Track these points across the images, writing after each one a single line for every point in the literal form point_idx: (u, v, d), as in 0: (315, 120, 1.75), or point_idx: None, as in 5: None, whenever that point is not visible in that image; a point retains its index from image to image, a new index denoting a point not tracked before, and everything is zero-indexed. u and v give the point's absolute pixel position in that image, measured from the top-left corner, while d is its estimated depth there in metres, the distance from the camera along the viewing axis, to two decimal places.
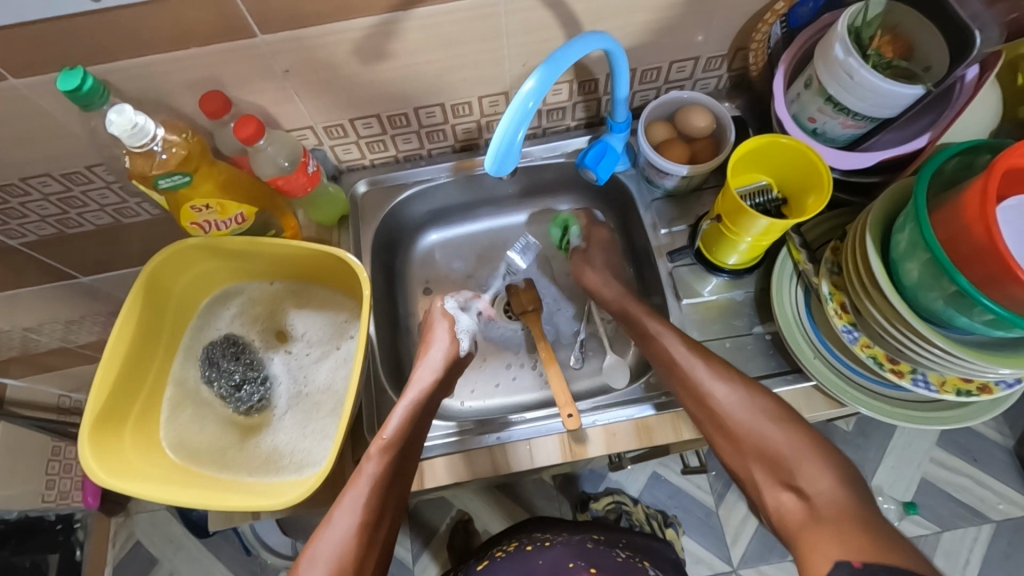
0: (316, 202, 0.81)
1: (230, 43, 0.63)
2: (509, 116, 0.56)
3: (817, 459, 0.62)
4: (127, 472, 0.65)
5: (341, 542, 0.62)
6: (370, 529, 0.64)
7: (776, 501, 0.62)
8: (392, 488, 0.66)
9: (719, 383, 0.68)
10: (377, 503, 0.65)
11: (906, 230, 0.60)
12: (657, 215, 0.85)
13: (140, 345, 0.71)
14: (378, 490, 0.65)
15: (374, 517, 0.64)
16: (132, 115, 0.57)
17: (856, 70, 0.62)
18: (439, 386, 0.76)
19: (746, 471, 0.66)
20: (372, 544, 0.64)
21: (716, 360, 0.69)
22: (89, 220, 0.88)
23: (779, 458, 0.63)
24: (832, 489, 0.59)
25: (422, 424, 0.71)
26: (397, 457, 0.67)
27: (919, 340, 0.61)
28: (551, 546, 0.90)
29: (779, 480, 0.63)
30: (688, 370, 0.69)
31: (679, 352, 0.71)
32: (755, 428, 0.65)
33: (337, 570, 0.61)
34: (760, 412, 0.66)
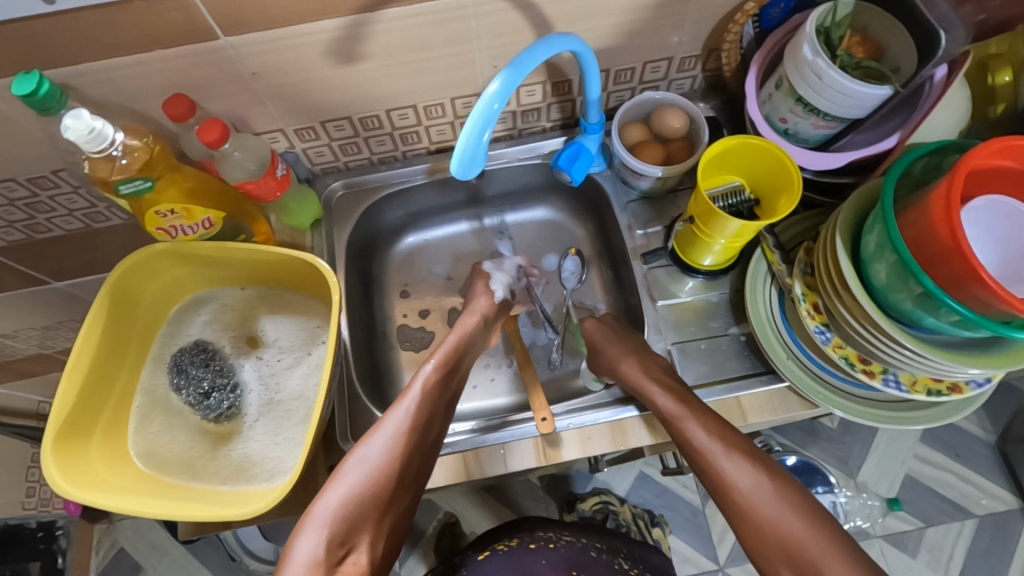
0: (288, 206, 0.80)
1: (193, 46, 0.62)
2: (475, 118, 0.55)
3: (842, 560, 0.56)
4: (94, 483, 0.64)
5: (395, 433, 0.64)
6: (420, 430, 0.66)
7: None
8: (439, 403, 0.69)
9: (742, 469, 0.63)
10: (428, 408, 0.67)
11: (875, 230, 0.60)
12: (633, 216, 0.85)
13: (106, 354, 0.70)
14: (428, 395, 0.68)
15: (428, 415, 0.67)
16: (89, 120, 0.55)
17: (824, 70, 0.62)
18: (483, 332, 0.81)
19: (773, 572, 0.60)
20: (421, 445, 0.65)
21: (723, 438, 0.64)
22: (60, 225, 0.87)
23: (793, 542, 0.59)
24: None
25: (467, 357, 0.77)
26: (447, 376, 0.72)
27: (889, 341, 0.61)
28: (555, 548, 0.89)
29: None
30: (704, 447, 0.64)
31: (694, 432, 0.65)
32: (767, 517, 0.60)
33: (389, 459, 0.62)
34: (779, 501, 0.61)
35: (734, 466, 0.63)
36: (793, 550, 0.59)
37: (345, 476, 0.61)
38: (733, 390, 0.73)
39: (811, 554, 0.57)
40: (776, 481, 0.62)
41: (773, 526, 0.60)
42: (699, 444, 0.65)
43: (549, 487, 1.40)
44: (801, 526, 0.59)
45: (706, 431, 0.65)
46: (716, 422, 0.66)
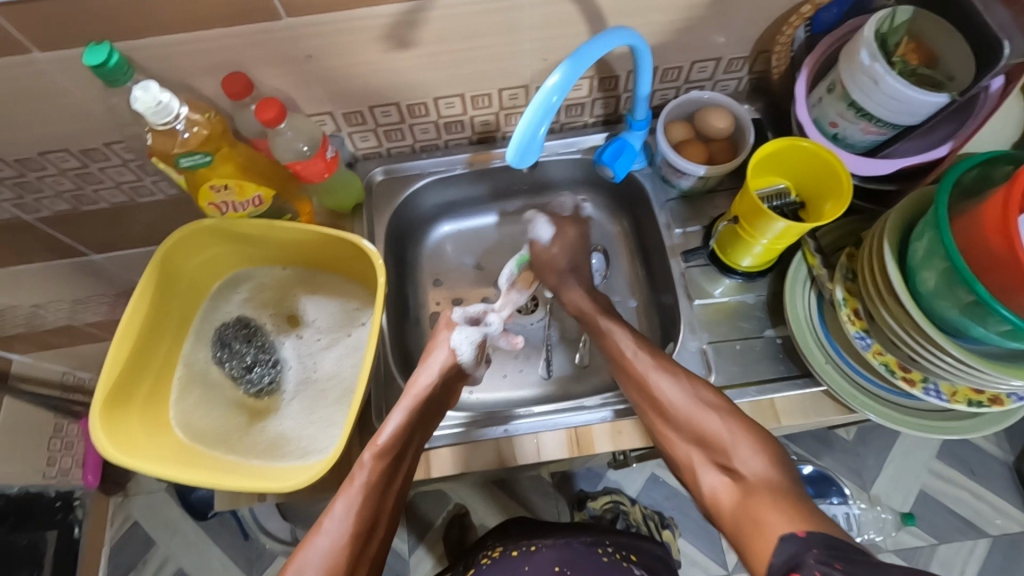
0: (331, 188, 0.80)
1: (255, 25, 0.63)
2: (533, 109, 0.56)
3: (752, 441, 0.63)
4: (137, 449, 0.65)
5: (331, 551, 0.61)
6: (361, 540, 0.63)
7: (710, 482, 0.65)
8: (381, 502, 0.65)
9: (664, 378, 0.69)
10: (369, 513, 0.64)
11: (924, 238, 0.60)
12: (671, 215, 0.85)
13: (152, 323, 0.71)
14: (368, 499, 0.64)
15: (367, 526, 0.64)
16: (157, 92, 0.56)
17: (881, 75, 0.62)
18: (437, 395, 0.72)
19: (682, 457, 0.68)
20: (362, 554, 0.63)
21: (674, 375, 0.69)
22: (104, 197, 0.89)
23: (715, 444, 0.65)
24: (763, 468, 0.61)
25: (421, 427, 0.69)
26: (391, 467, 0.65)
27: (932, 348, 0.61)
28: (537, 550, 0.89)
29: (715, 465, 0.64)
30: (611, 336, 0.77)
31: (650, 375, 0.70)
32: (690, 416, 0.66)
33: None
34: (700, 403, 0.67)
35: (660, 378, 0.70)
36: (706, 435, 0.65)
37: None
38: (767, 392, 0.73)
39: (738, 451, 0.63)
40: (695, 386, 0.68)
41: (694, 424, 0.66)
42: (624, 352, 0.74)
43: (560, 484, 1.41)
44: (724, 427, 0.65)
45: (631, 342, 0.74)
46: (676, 370, 0.70)
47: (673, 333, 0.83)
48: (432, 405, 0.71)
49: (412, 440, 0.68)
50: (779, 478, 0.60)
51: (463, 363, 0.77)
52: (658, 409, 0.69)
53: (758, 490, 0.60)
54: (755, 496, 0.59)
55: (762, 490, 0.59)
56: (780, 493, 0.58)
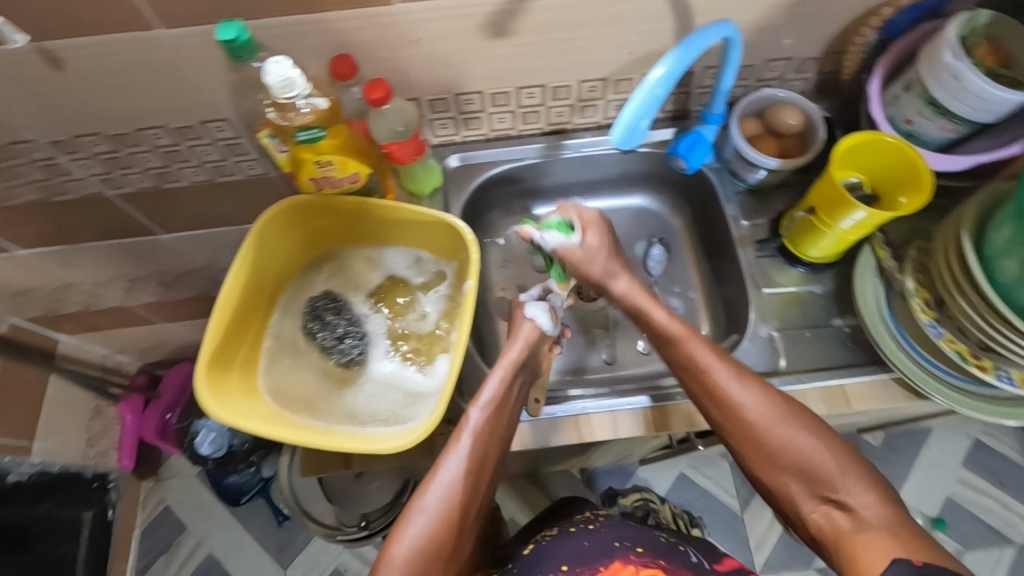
0: (415, 173, 0.83)
1: (368, 10, 0.66)
2: (640, 99, 0.60)
3: (860, 476, 0.63)
4: (237, 410, 0.68)
5: (450, 487, 0.65)
6: (473, 478, 0.66)
7: (815, 515, 0.64)
8: (491, 445, 0.69)
9: (748, 394, 0.68)
10: (482, 452, 0.68)
11: (1004, 228, 0.62)
12: (740, 208, 0.88)
13: (248, 292, 0.74)
14: (481, 440, 0.68)
15: (480, 464, 0.67)
16: (286, 68, 0.59)
17: (966, 74, 0.64)
18: (529, 358, 0.76)
19: (780, 486, 0.67)
20: (476, 490, 0.67)
21: (733, 367, 0.69)
22: (186, 176, 0.92)
23: (815, 474, 0.64)
24: (874, 504, 0.61)
25: (516, 389, 0.73)
26: (497, 415, 0.70)
27: (1010, 335, 0.63)
28: (597, 530, 0.81)
29: (816, 494, 0.64)
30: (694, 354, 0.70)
31: (704, 358, 0.70)
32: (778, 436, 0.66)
33: (447, 514, 0.64)
34: (793, 427, 0.66)
35: (742, 392, 0.68)
36: (813, 467, 0.64)
37: (408, 529, 0.63)
38: (838, 378, 0.76)
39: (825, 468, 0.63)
40: (793, 412, 0.67)
41: (786, 447, 0.65)
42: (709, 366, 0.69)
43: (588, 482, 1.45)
44: (808, 439, 0.65)
45: (711, 356, 0.70)
46: (722, 351, 0.70)
47: (739, 322, 0.85)
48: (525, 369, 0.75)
49: (511, 398, 0.72)
50: (893, 512, 0.60)
51: (546, 330, 0.78)
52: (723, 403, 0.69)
53: (874, 526, 0.59)
54: (870, 532, 0.59)
55: (878, 526, 0.59)
56: (895, 531, 0.58)
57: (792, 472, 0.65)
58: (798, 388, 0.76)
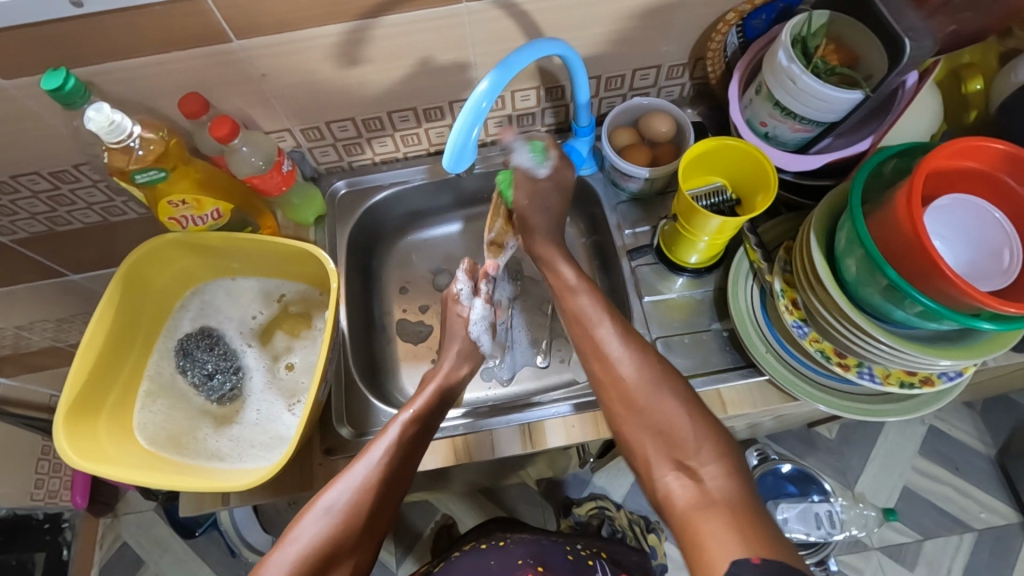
0: (292, 201, 0.84)
1: (208, 48, 0.67)
2: (465, 114, 0.59)
3: (714, 444, 0.58)
4: (100, 455, 0.68)
5: (358, 489, 0.61)
6: (384, 490, 0.63)
7: (665, 485, 0.58)
8: (410, 459, 0.66)
9: (616, 342, 0.67)
10: (398, 464, 0.64)
11: (845, 227, 0.63)
12: (622, 217, 0.88)
13: (116, 334, 0.74)
14: (397, 454, 0.64)
15: (393, 476, 0.64)
16: (110, 113, 0.60)
17: (799, 75, 0.65)
18: (457, 382, 0.78)
19: (641, 448, 0.61)
20: (384, 500, 0.63)
21: (623, 330, 0.68)
22: (78, 219, 0.90)
23: (675, 437, 0.59)
24: (721, 479, 0.55)
25: (442, 408, 0.73)
26: (418, 430, 0.68)
27: (862, 334, 0.63)
28: (508, 546, 0.90)
29: (671, 459, 0.58)
30: (596, 325, 0.69)
31: (605, 332, 0.68)
32: (653, 400, 0.62)
33: (348, 515, 0.60)
34: (663, 388, 0.62)
35: (608, 338, 0.68)
36: (665, 426, 0.60)
37: (298, 535, 0.59)
38: (713, 383, 0.76)
39: (682, 434, 0.59)
40: (668, 375, 0.64)
41: (654, 407, 0.61)
42: (607, 343, 0.67)
43: (546, 492, 1.40)
44: (676, 403, 0.61)
45: (592, 303, 0.71)
46: (623, 326, 0.69)
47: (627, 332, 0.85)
48: (448, 391, 0.76)
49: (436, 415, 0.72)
50: (738, 494, 0.54)
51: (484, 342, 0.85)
52: (607, 362, 0.67)
53: (718, 503, 0.53)
54: (712, 507, 0.53)
55: (722, 501, 0.53)
56: (732, 509, 0.52)
57: (653, 433, 0.60)
58: None
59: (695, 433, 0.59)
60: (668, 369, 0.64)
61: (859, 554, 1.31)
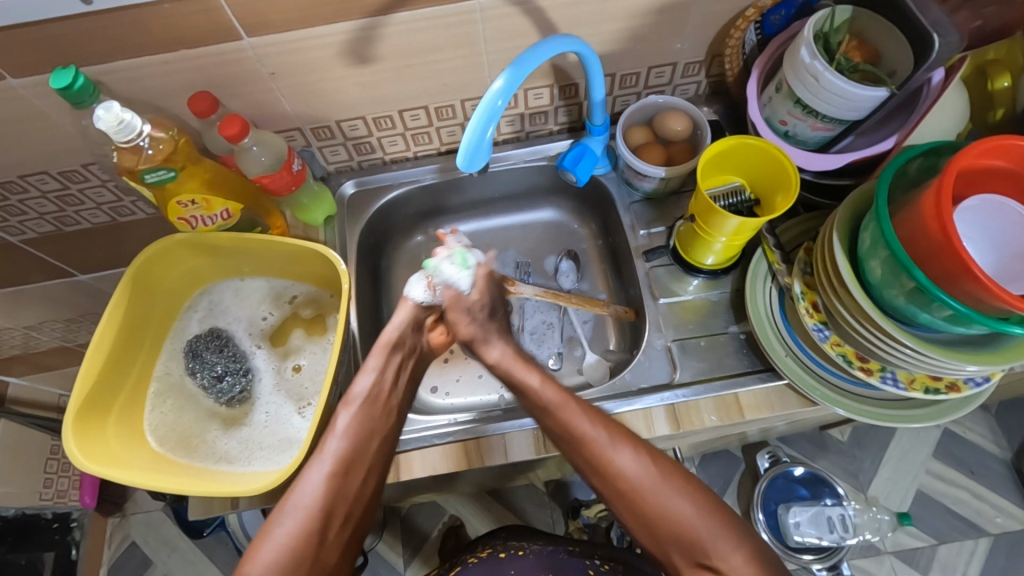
0: (303, 202, 0.82)
1: (217, 46, 0.66)
2: (479, 113, 0.57)
3: (728, 536, 0.61)
4: (107, 459, 0.68)
5: (314, 489, 0.63)
6: (340, 478, 0.64)
7: None
8: (366, 440, 0.67)
9: (627, 459, 0.64)
10: (351, 453, 0.65)
11: (869, 229, 0.61)
12: (636, 217, 0.87)
13: (126, 336, 0.74)
14: (350, 440, 0.66)
15: (348, 463, 0.65)
16: (119, 112, 0.60)
17: (821, 72, 0.64)
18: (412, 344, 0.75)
19: (663, 552, 0.64)
20: (343, 494, 0.64)
21: (606, 422, 0.66)
22: (87, 218, 0.89)
23: (692, 538, 0.62)
24: (744, 564, 0.60)
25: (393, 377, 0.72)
26: (368, 408, 0.68)
27: (886, 339, 0.62)
28: (524, 556, 0.91)
29: (694, 560, 0.62)
30: (570, 423, 0.66)
31: (579, 422, 0.66)
32: (663, 505, 0.63)
33: (311, 515, 0.61)
34: (667, 489, 0.63)
35: (619, 454, 0.65)
36: (679, 529, 0.62)
37: (266, 538, 0.60)
38: (731, 387, 0.74)
39: (719, 548, 0.61)
40: (663, 466, 0.65)
41: (661, 512, 0.63)
42: (580, 431, 0.65)
43: (554, 493, 1.38)
44: (687, 504, 0.63)
45: (588, 420, 0.66)
46: (596, 411, 0.67)
47: (641, 333, 0.84)
48: (405, 346, 0.74)
49: (389, 388, 0.71)
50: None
51: (425, 304, 0.75)
52: (606, 473, 0.65)
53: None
54: None
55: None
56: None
57: (671, 538, 0.62)
58: (692, 400, 0.74)
59: (731, 544, 0.61)
60: (664, 467, 0.65)
61: (872, 559, 1.28)
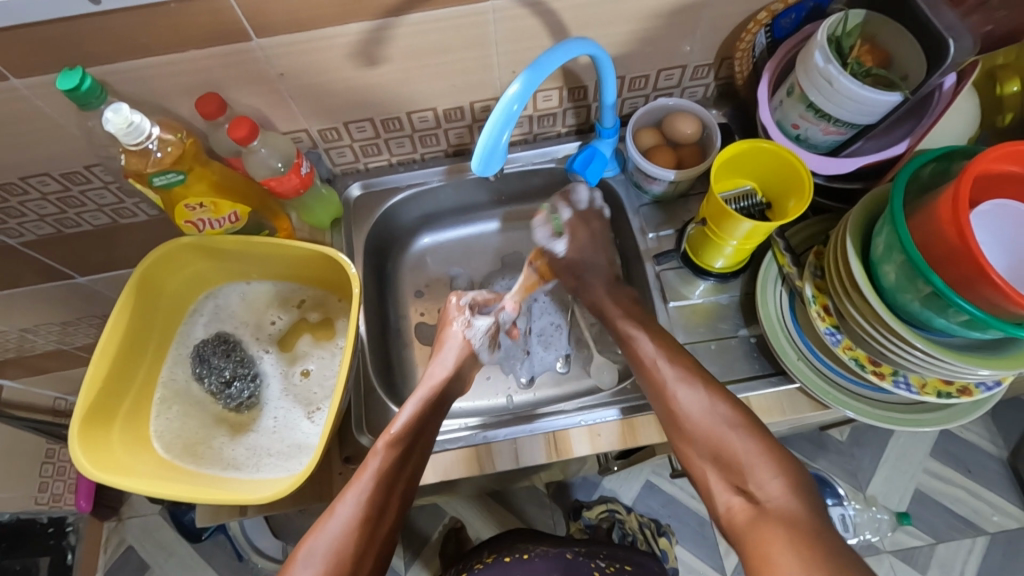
0: (308, 204, 0.82)
1: (226, 47, 0.65)
2: (495, 117, 0.56)
3: (772, 464, 0.61)
4: (114, 466, 0.67)
5: (341, 533, 0.62)
6: (372, 522, 0.63)
7: (727, 503, 0.62)
8: (393, 489, 0.65)
9: (684, 389, 0.67)
10: (379, 500, 0.64)
11: (884, 233, 0.61)
12: (645, 220, 0.87)
13: (131, 340, 0.73)
14: (383, 484, 0.65)
15: (377, 509, 0.64)
16: (129, 114, 0.59)
17: (836, 77, 0.64)
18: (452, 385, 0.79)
19: (701, 472, 0.66)
20: (372, 539, 0.63)
21: (669, 350, 0.71)
22: (87, 220, 0.87)
23: (733, 463, 0.62)
24: (782, 494, 0.59)
25: (431, 421, 0.72)
26: (404, 455, 0.67)
27: (900, 343, 0.61)
28: (531, 560, 0.90)
29: (734, 485, 0.62)
30: (643, 349, 0.72)
31: (645, 349, 0.72)
32: (722, 441, 0.63)
33: (335, 562, 0.60)
34: (725, 422, 0.64)
35: (680, 388, 0.68)
36: (725, 454, 0.63)
37: None
38: (742, 391, 0.74)
39: (760, 474, 0.60)
40: (721, 402, 0.66)
41: (716, 442, 0.64)
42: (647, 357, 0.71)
43: (555, 494, 1.37)
44: (745, 442, 0.62)
45: (652, 347, 0.72)
46: (665, 341, 0.72)
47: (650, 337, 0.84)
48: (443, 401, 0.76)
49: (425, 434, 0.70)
50: (802, 508, 0.57)
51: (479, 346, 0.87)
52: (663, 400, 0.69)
53: (773, 515, 0.57)
54: (769, 521, 0.57)
55: (780, 517, 0.57)
56: (792, 527, 0.55)
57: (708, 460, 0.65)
58: None
59: (774, 473, 0.60)
60: (729, 401, 0.66)
61: (872, 557, 1.28)
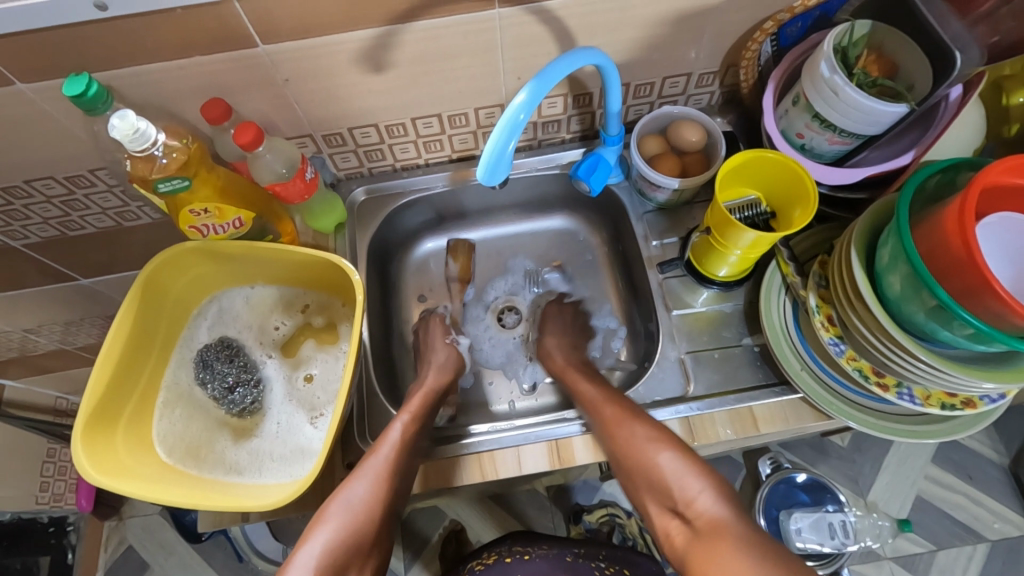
0: (313, 209, 0.82)
1: (232, 53, 0.65)
2: (501, 126, 0.55)
3: (697, 481, 0.62)
4: (116, 470, 0.67)
5: (367, 491, 0.65)
6: (396, 481, 0.67)
7: (666, 526, 0.64)
8: (413, 458, 0.70)
9: (633, 427, 0.69)
10: (402, 464, 0.68)
11: (889, 243, 0.61)
12: (648, 227, 0.87)
13: (135, 344, 0.73)
14: (405, 451, 0.69)
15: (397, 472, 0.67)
16: (134, 120, 0.59)
17: (841, 87, 0.64)
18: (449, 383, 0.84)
19: (642, 502, 0.68)
20: (398, 496, 0.67)
21: (625, 405, 0.71)
22: (92, 223, 0.87)
23: (664, 486, 0.64)
24: (710, 506, 0.60)
25: (435, 407, 0.78)
26: (418, 428, 0.73)
27: (905, 355, 0.61)
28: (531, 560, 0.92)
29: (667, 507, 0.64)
30: (605, 414, 0.72)
31: (628, 431, 0.68)
32: (648, 461, 0.66)
33: (362, 518, 0.64)
34: (653, 446, 0.66)
35: (628, 429, 0.69)
36: (655, 476, 0.65)
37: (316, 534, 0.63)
38: (745, 401, 0.74)
39: (691, 492, 0.62)
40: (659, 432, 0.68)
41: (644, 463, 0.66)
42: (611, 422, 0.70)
43: (555, 497, 1.36)
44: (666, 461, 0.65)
45: (611, 407, 0.72)
46: (630, 408, 0.71)
47: (653, 343, 0.84)
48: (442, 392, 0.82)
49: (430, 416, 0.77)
50: (727, 514, 0.58)
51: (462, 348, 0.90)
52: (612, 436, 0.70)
53: (703, 532, 0.58)
54: (698, 539, 0.58)
55: (709, 529, 0.58)
56: (720, 532, 0.56)
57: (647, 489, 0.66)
58: (706, 413, 0.74)
59: (702, 488, 0.61)
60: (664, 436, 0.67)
61: (871, 564, 1.29)
